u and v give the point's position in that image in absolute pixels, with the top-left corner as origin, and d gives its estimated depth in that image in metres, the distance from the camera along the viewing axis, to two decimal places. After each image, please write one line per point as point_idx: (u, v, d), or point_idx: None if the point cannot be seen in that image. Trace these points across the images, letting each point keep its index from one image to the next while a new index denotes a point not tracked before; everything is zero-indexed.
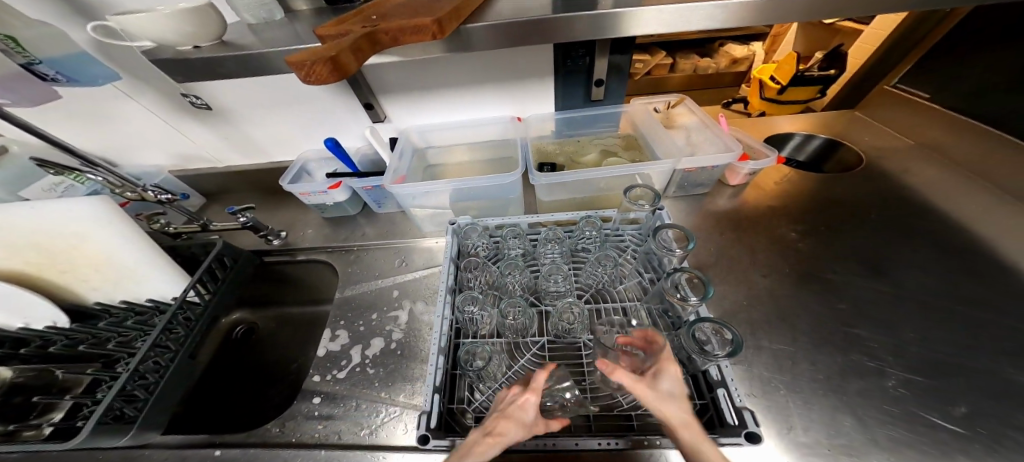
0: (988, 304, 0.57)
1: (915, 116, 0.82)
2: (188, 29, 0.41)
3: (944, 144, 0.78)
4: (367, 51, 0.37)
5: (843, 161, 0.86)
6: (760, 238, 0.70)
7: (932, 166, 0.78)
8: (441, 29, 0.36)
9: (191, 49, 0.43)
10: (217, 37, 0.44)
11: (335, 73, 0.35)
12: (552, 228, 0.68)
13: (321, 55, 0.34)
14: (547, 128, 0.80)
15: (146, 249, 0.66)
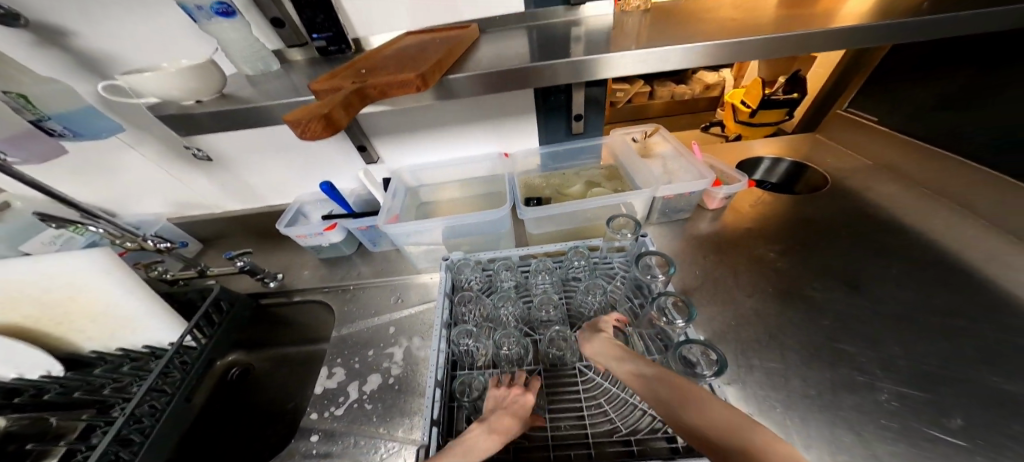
0: (963, 313, 0.60)
1: (869, 138, 0.90)
2: (191, 84, 0.43)
3: (899, 164, 0.85)
4: (357, 105, 0.39)
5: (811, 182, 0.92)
6: (741, 260, 0.73)
7: (893, 185, 0.85)
8: (424, 81, 0.39)
9: (194, 103, 0.46)
10: (217, 91, 0.47)
11: (329, 128, 0.36)
12: (542, 259, 0.71)
13: (316, 112, 0.35)
14: (533, 163, 0.85)
15: (143, 297, 0.65)
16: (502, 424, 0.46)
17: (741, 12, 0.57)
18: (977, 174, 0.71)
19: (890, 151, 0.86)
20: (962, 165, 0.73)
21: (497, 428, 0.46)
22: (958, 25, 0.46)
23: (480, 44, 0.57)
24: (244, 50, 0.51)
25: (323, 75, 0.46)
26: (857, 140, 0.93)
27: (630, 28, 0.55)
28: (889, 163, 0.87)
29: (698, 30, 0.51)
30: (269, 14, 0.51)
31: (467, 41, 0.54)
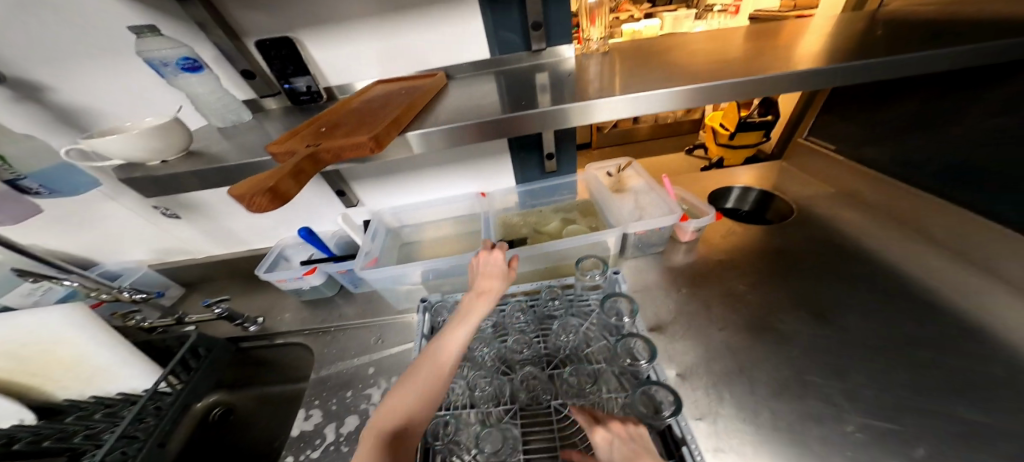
0: (922, 341, 0.62)
1: (830, 165, 0.94)
2: (155, 145, 0.40)
3: (860, 191, 0.89)
4: (309, 172, 0.33)
5: (779, 210, 0.96)
6: (712, 292, 0.75)
7: (854, 210, 0.88)
8: (378, 143, 0.34)
9: (159, 163, 0.43)
10: (183, 149, 0.44)
11: (278, 199, 0.28)
12: (518, 299, 0.73)
13: (262, 182, 0.27)
14: (511, 201, 0.88)
15: (122, 349, 0.66)
16: (484, 286, 0.56)
17: (696, 57, 0.61)
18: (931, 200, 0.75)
19: (851, 179, 0.90)
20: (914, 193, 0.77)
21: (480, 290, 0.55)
22: (889, 69, 0.50)
23: (443, 94, 0.56)
24: (210, 100, 0.51)
25: (280, 136, 0.40)
26: (819, 167, 0.98)
27: (595, 73, 0.58)
28: (851, 192, 0.91)
29: (659, 76, 0.54)
30: (239, 67, 0.52)
31: (430, 91, 0.54)
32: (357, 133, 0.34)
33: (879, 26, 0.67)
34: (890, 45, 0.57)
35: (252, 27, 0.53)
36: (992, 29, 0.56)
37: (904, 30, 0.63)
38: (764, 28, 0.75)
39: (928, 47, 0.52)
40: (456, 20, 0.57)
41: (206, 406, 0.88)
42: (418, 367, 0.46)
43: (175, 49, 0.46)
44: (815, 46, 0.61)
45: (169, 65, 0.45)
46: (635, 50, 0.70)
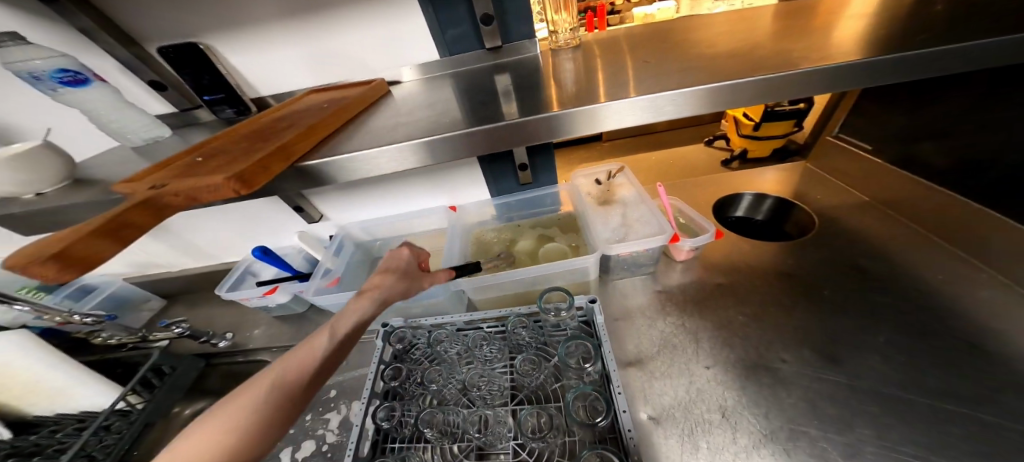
0: (953, 391, 0.51)
1: (862, 168, 0.80)
2: (20, 176, 0.36)
3: (894, 202, 0.76)
4: (141, 221, 0.27)
5: (799, 222, 0.83)
6: (706, 320, 0.66)
7: (885, 223, 0.75)
8: (243, 183, 0.28)
9: (34, 197, 0.38)
10: (64, 179, 0.39)
11: (77, 266, 0.22)
12: (486, 326, 0.67)
13: (44, 250, 0.22)
14: (487, 213, 0.80)
15: (76, 371, 0.63)
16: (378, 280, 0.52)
17: (680, 49, 0.51)
18: (989, 217, 0.61)
19: (886, 186, 0.76)
20: (971, 209, 0.63)
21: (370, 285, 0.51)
22: (920, 64, 0.39)
23: (376, 106, 0.49)
24: (113, 119, 0.44)
25: (146, 168, 0.34)
26: (847, 171, 0.83)
27: (564, 73, 0.49)
28: (887, 200, 0.77)
29: (627, 76, 0.45)
30: (144, 78, 0.47)
31: (356, 103, 0.46)
32: (212, 174, 0.28)
33: (922, 1, 0.54)
34: (933, 26, 0.44)
35: (162, 32, 0.47)
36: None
37: (954, 5, 0.49)
38: (777, 9, 0.62)
39: (979, 30, 0.40)
40: (397, 16, 0.50)
41: (194, 413, 0.83)
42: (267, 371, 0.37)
43: (47, 56, 0.38)
44: (830, 31, 0.49)
45: (41, 78, 0.38)
46: (611, 40, 0.61)
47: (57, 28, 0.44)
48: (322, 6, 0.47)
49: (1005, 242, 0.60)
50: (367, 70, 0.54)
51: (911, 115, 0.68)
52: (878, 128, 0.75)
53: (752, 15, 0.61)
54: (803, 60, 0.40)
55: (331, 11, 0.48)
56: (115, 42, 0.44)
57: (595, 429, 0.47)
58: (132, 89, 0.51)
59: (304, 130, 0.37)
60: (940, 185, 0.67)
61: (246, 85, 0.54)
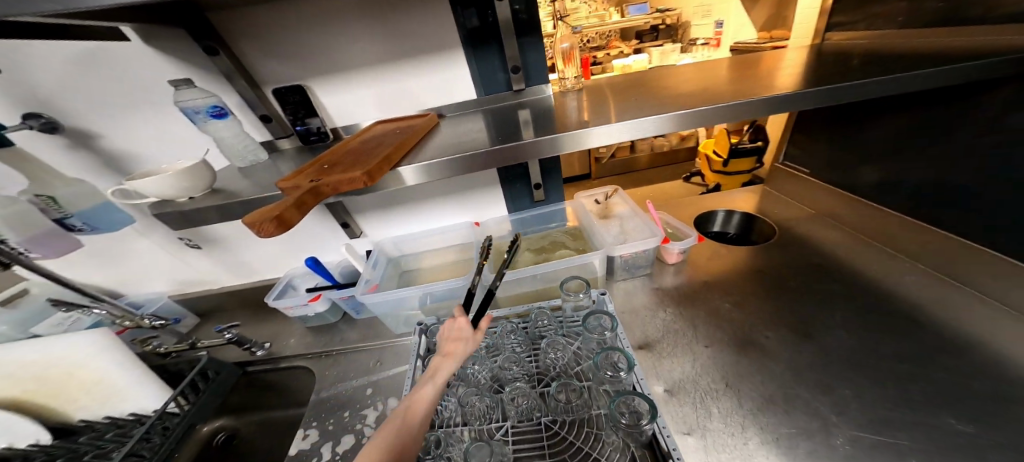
0: (911, 355, 0.61)
1: (803, 186, 0.98)
2: (184, 184, 0.48)
3: (831, 212, 0.92)
4: (311, 203, 0.39)
5: (762, 231, 0.97)
6: (698, 311, 0.77)
7: (833, 230, 0.90)
8: (370, 176, 0.41)
9: (187, 200, 0.49)
10: (208, 187, 0.51)
11: (283, 226, 0.34)
12: (511, 320, 0.75)
13: (267, 213, 0.33)
14: (504, 229, 0.92)
15: (135, 370, 0.67)
16: (448, 349, 0.57)
17: (652, 92, 0.69)
18: (899, 221, 0.76)
19: (825, 200, 0.92)
20: (882, 214, 0.79)
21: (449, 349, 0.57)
22: (823, 97, 0.55)
23: (432, 131, 0.64)
24: (235, 144, 0.60)
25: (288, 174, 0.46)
26: (795, 189, 1.00)
27: (569, 109, 0.66)
28: (828, 211, 0.92)
29: (608, 115, 0.61)
30: (258, 112, 0.63)
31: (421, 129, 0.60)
32: (351, 171, 0.41)
33: (816, 58, 0.75)
34: (827, 74, 0.63)
35: (275, 80, 0.63)
36: (913, 55, 0.63)
37: (838, 60, 0.71)
38: (726, 63, 0.83)
39: (854, 75, 0.58)
40: (446, 68, 0.67)
41: (210, 431, 0.85)
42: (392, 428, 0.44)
43: (204, 98, 0.55)
44: (760, 76, 0.68)
45: (200, 113, 0.55)
46: (603, 86, 0.80)
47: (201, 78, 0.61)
48: (394, 63, 0.65)
49: (912, 241, 0.75)
50: (421, 107, 0.71)
51: (828, 141, 0.88)
52: (808, 154, 0.94)
53: (704, 68, 0.81)
54: (728, 98, 0.57)
55: (401, 66, 0.66)
56: (247, 87, 0.61)
57: (617, 383, 0.56)
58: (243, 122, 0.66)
59: (394, 147, 0.51)
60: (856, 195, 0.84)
61: (327, 119, 0.69)
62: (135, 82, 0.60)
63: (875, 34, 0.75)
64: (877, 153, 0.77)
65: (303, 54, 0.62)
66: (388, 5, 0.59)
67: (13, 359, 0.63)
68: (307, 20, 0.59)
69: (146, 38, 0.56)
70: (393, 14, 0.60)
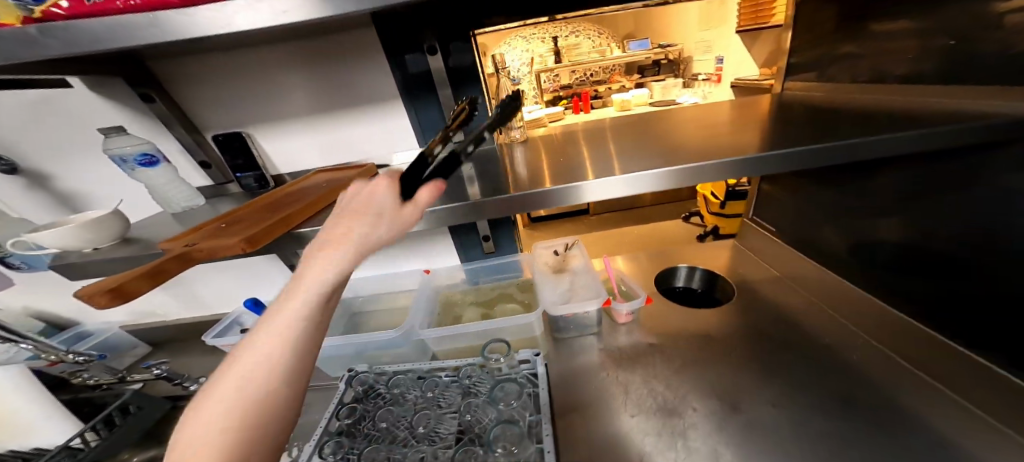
0: (858, 438, 0.54)
1: (769, 245, 0.92)
2: (87, 236, 0.48)
3: (794, 274, 0.86)
4: (177, 269, 0.37)
5: (724, 289, 0.90)
6: (634, 373, 0.72)
7: (795, 294, 0.83)
8: (249, 243, 0.40)
9: (91, 251, 0.49)
10: (117, 238, 0.52)
11: (123, 298, 0.33)
12: (440, 374, 0.71)
13: (107, 284, 0.32)
14: (456, 278, 0.89)
15: (46, 406, 0.65)
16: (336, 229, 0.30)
17: (628, 144, 0.66)
18: (862, 298, 0.70)
19: (791, 263, 0.86)
20: (841, 286, 0.74)
21: (287, 298, 0.30)
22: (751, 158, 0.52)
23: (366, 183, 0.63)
24: (167, 191, 0.61)
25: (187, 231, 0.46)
26: (762, 247, 0.94)
27: (518, 163, 0.66)
28: (791, 274, 0.86)
29: (609, 160, 0.58)
30: (197, 158, 0.65)
31: (351, 181, 0.60)
32: (232, 237, 0.40)
33: (770, 111, 0.72)
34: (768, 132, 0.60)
35: (215, 125, 0.65)
36: (861, 113, 0.60)
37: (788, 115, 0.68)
38: (682, 114, 0.81)
39: (800, 131, 0.55)
40: (383, 119, 0.68)
41: None
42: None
43: (135, 145, 0.57)
44: (707, 130, 0.65)
45: (128, 162, 0.56)
46: (552, 138, 0.79)
47: (144, 125, 0.63)
48: (331, 114, 0.66)
49: (874, 318, 0.68)
50: (360, 155, 0.71)
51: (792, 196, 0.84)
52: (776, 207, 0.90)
53: (662, 119, 0.79)
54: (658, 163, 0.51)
55: (337, 114, 0.67)
56: (185, 134, 0.63)
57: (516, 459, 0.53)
58: (184, 167, 0.68)
59: (305, 203, 0.50)
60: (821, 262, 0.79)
61: (271, 165, 0.71)
62: (78, 126, 0.62)
63: (831, 87, 0.72)
64: (834, 212, 0.72)
65: (240, 103, 0.64)
66: (323, 55, 0.61)
67: None
68: (242, 71, 0.61)
69: (88, 85, 0.58)
70: (326, 64, 0.62)
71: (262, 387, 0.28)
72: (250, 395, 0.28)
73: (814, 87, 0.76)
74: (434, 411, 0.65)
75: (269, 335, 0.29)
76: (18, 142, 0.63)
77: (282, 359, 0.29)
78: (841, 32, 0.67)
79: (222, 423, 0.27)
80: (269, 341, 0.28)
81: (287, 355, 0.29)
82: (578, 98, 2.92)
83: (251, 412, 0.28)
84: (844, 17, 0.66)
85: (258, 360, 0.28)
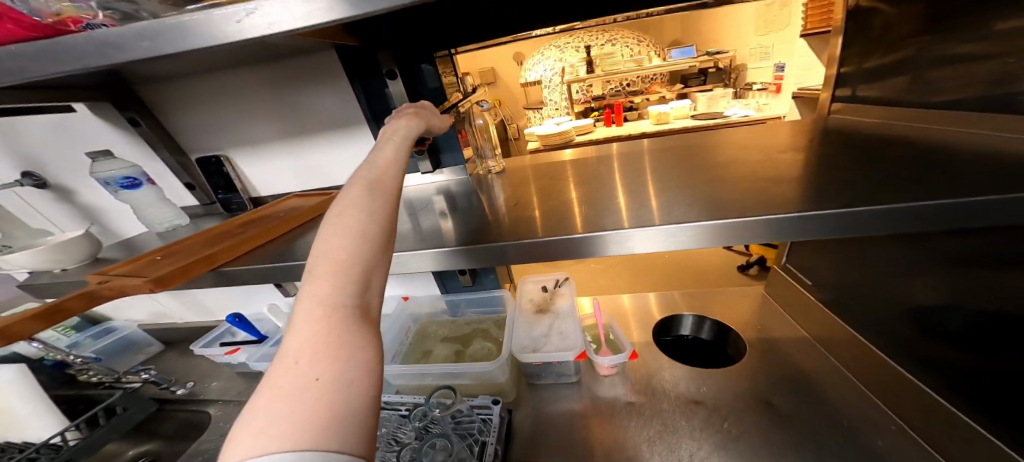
0: None
1: (798, 300, 0.76)
2: (57, 256, 0.51)
3: (831, 345, 0.67)
4: (81, 307, 0.37)
5: (735, 347, 0.77)
6: (603, 437, 0.62)
7: (826, 364, 0.66)
8: (157, 283, 0.38)
9: (59, 271, 0.53)
10: (86, 257, 0.55)
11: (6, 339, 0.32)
12: (396, 411, 0.68)
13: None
14: (435, 307, 0.86)
15: (34, 406, 0.73)
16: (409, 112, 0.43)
17: (642, 173, 0.56)
18: (920, 390, 0.51)
19: (819, 323, 0.70)
20: (888, 370, 0.56)
21: (376, 180, 0.29)
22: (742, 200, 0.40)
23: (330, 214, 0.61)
24: (151, 211, 0.65)
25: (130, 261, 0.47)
26: (791, 299, 0.78)
27: (495, 196, 0.60)
28: (822, 339, 0.69)
29: (640, 195, 0.46)
30: (182, 180, 0.68)
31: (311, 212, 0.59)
32: (143, 277, 0.39)
33: (798, 138, 0.58)
34: (781, 164, 0.48)
35: (199, 147, 0.68)
36: (918, 146, 0.44)
37: (819, 143, 0.54)
38: (691, 140, 0.69)
39: (827, 171, 0.42)
40: (351, 144, 0.66)
41: (135, 455, 0.84)
42: (323, 390, 0.16)
43: (123, 168, 0.60)
44: (714, 162, 0.53)
45: (111, 184, 0.59)
46: (533, 167, 0.72)
47: (138, 148, 0.68)
48: (302, 140, 0.66)
49: (947, 430, 0.48)
50: (332, 180, 0.70)
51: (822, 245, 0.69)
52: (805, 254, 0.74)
53: (669, 147, 0.68)
54: (614, 221, 0.39)
55: (309, 138, 0.66)
56: (169, 156, 0.66)
57: None
58: (176, 187, 0.72)
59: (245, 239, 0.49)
60: (855, 326, 0.61)
61: (251, 188, 0.72)
62: (89, 146, 0.68)
63: (882, 112, 0.56)
64: (877, 269, 0.56)
65: (221, 126, 0.66)
66: (293, 79, 0.61)
67: None
68: (218, 98, 0.63)
69: (91, 110, 0.63)
70: (293, 90, 0.61)
71: (363, 243, 0.23)
72: (352, 250, 0.23)
73: (864, 110, 0.61)
74: (380, 448, 0.62)
75: (366, 201, 0.27)
76: (46, 162, 0.72)
77: (378, 218, 0.26)
78: (901, 47, 0.53)
79: (330, 277, 0.21)
80: (367, 203, 0.26)
81: (386, 218, 0.26)
82: (610, 109, 2.79)
83: (355, 266, 0.22)
84: (908, 27, 0.51)
85: (356, 220, 0.25)
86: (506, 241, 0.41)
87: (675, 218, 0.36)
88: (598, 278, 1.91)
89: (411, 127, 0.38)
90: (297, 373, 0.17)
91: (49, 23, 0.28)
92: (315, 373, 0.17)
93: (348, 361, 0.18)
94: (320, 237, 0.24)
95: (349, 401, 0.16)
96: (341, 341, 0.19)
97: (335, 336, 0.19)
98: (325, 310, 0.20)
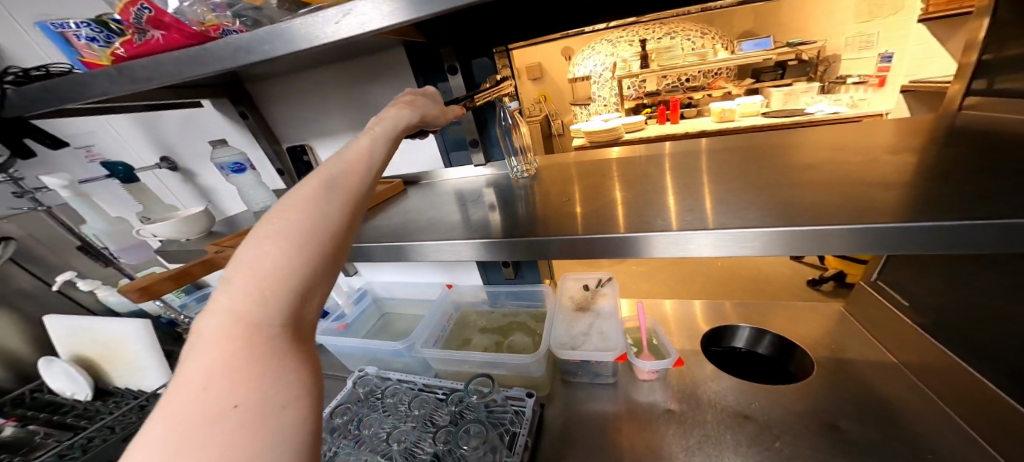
0: None
1: (885, 318, 0.67)
2: (182, 229, 0.63)
3: (922, 370, 0.58)
4: (201, 272, 0.45)
5: (802, 366, 0.69)
6: (635, 442, 0.60)
7: (912, 392, 0.58)
8: None
9: (185, 240, 0.66)
10: (204, 231, 0.68)
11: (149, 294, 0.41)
12: (437, 394, 0.73)
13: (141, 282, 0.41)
14: (478, 297, 0.89)
15: (154, 358, 0.92)
16: (405, 100, 0.42)
17: (703, 172, 0.53)
18: None
19: (908, 349, 0.61)
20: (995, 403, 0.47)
21: (337, 177, 0.29)
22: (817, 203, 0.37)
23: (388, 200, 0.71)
24: (250, 193, 0.76)
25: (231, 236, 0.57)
26: (878, 321, 0.68)
27: (544, 190, 0.61)
28: (910, 365, 0.60)
29: (695, 197, 0.45)
30: (276, 167, 0.80)
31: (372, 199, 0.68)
32: None
33: (894, 139, 0.51)
34: (867, 168, 0.43)
35: (290, 139, 0.79)
36: None
37: (922, 144, 0.47)
38: (759, 139, 0.65)
39: (926, 176, 0.37)
40: None
41: None
42: (243, 418, 0.17)
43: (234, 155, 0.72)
44: (783, 164, 0.49)
45: (224, 168, 0.71)
46: (585, 163, 0.72)
47: (244, 138, 0.80)
48: None
49: None
50: None
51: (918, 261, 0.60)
52: (897, 271, 0.65)
53: (733, 146, 0.63)
54: (663, 222, 0.39)
55: None
56: (268, 145, 0.78)
57: None
58: (269, 174, 0.84)
59: None
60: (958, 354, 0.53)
61: None
62: (208, 137, 0.82)
63: None
64: (994, 292, 0.47)
65: (308, 120, 0.76)
66: (366, 76, 0.67)
67: (99, 334, 0.95)
68: (306, 96, 0.73)
69: (214, 105, 0.77)
70: (366, 85, 0.68)
71: (302, 254, 0.23)
72: (288, 262, 0.22)
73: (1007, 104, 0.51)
74: (422, 424, 0.68)
75: (318, 205, 0.26)
76: (177, 149, 0.88)
77: (325, 227, 0.25)
78: None
79: (258, 291, 0.21)
80: (316, 209, 0.26)
81: (337, 225, 0.26)
82: (667, 106, 2.63)
83: (290, 281, 0.22)
84: None
85: (302, 226, 0.24)
86: (551, 235, 0.42)
87: (731, 221, 0.35)
88: (641, 283, 1.83)
89: (398, 122, 0.37)
90: (213, 398, 0.18)
91: (197, 29, 0.36)
92: (234, 399, 0.18)
93: (276, 386, 0.19)
94: (253, 239, 0.23)
95: (274, 428, 0.18)
96: (267, 363, 0.20)
97: (260, 359, 0.19)
98: (250, 330, 0.20)
